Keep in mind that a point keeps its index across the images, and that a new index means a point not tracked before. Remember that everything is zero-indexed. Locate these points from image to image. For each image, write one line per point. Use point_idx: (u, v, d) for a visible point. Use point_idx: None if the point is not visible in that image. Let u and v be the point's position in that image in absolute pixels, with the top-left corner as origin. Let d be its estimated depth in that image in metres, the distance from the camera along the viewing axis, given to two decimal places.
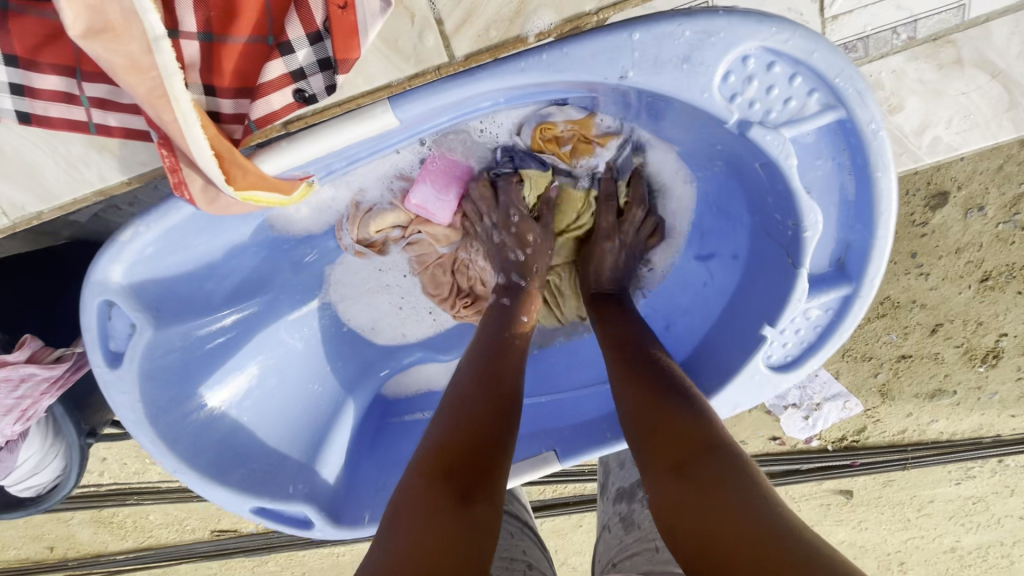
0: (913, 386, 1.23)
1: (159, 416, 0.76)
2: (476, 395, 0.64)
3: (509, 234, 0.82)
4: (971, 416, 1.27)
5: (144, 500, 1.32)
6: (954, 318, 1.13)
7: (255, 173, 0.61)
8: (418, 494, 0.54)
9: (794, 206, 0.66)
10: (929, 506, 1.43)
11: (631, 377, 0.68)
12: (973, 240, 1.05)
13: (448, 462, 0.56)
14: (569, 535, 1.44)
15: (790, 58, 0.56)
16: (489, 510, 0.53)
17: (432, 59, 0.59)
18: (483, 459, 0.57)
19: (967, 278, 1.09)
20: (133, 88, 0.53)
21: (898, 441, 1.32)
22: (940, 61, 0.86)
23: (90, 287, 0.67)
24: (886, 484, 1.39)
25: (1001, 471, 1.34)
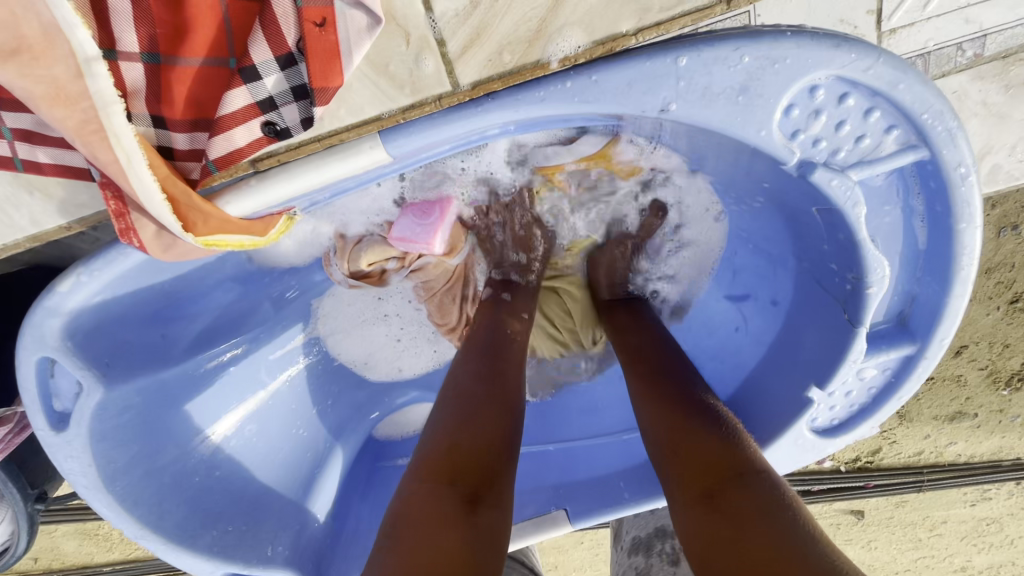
0: (931, 409, 1.13)
1: (117, 481, 0.65)
2: (478, 391, 0.57)
3: (516, 235, 0.76)
4: (991, 439, 1.16)
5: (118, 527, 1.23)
6: (980, 339, 1.04)
7: (219, 218, 0.51)
8: (412, 502, 0.47)
9: (858, 259, 0.56)
10: (941, 526, 1.27)
11: (652, 379, 0.61)
12: (1004, 260, 0.98)
13: (448, 465, 0.49)
14: (569, 551, 1.30)
15: (867, 89, 0.46)
16: (493, 523, 0.46)
17: (431, 87, 0.49)
18: (488, 464, 0.50)
19: (995, 299, 1.01)
20: (60, 121, 0.43)
21: (913, 462, 1.20)
22: (1008, 82, 0.77)
23: (27, 343, 0.57)
24: (899, 504, 1.25)
25: (1018, 493, 1.22)
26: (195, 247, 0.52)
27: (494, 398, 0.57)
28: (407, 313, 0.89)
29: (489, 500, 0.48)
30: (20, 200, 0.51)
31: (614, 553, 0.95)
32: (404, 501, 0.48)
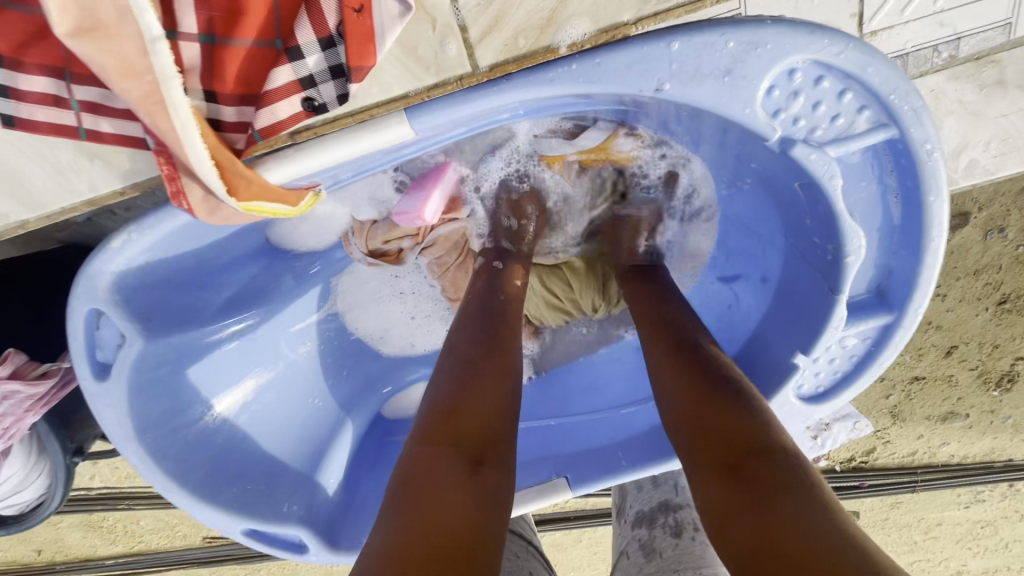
0: (923, 409, 1.23)
1: (149, 433, 0.71)
2: (485, 364, 0.59)
3: (508, 202, 0.81)
4: (985, 440, 1.28)
5: (133, 506, 1.32)
6: (970, 340, 1.12)
7: (259, 184, 0.57)
8: (417, 462, 0.49)
9: (835, 231, 0.62)
10: (936, 529, 1.41)
11: (669, 354, 0.60)
12: (992, 262, 1.05)
13: (453, 432, 0.51)
14: (569, 549, 1.36)
15: (840, 72, 0.52)
16: (496, 485, 0.48)
17: (454, 68, 0.55)
18: (493, 431, 0.53)
19: (985, 300, 1.09)
20: (126, 93, 0.49)
21: (907, 462, 1.31)
22: (981, 82, 0.82)
23: (79, 295, 0.63)
24: (895, 505, 1.37)
25: (1011, 495, 1.35)
26: (237, 212, 0.58)
27: (499, 373, 0.59)
28: (423, 290, 0.96)
29: (494, 466, 0.50)
30: (81, 167, 0.56)
31: (616, 525, 0.99)
32: (407, 461, 0.49)
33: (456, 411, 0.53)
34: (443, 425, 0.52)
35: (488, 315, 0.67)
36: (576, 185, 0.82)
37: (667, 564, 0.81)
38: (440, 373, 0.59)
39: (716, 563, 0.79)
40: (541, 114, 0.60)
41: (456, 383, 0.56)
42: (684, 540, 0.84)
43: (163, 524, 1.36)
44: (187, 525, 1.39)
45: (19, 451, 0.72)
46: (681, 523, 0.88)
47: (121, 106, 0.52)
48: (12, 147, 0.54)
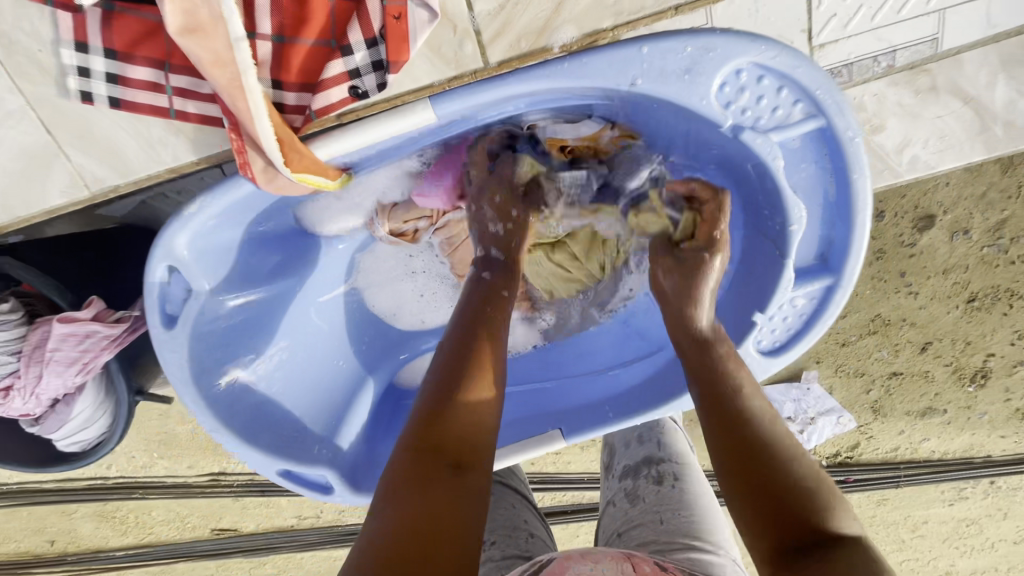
0: (904, 404, 1.37)
1: (201, 377, 0.84)
2: (470, 371, 0.66)
3: (493, 207, 0.83)
4: (962, 436, 1.41)
5: (149, 495, 1.47)
6: (943, 337, 1.26)
7: (308, 158, 0.69)
8: (411, 474, 0.58)
9: (782, 205, 0.75)
10: (922, 527, 1.56)
11: (721, 403, 0.68)
12: (959, 262, 1.18)
13: (440, 443, 0.60)
14: (568, 544, 1.51)
15: (776, 73, 0.65)
16: (476, 482, 0.60)
17: (470, 64, 0.69)
18: (472, 436, 0.62)
19: (955, 298, 1.22)
20: (215, 79, 0.62)
21: (890, 457, 1.46)
22: (917, 87, 0.96)
23: (158, 251, 0.74)
24: (881, 502, 1.52)
25: (993, 492, 1.48)
26: (290, 182, 0.70)
27: (480, 378, 0.66)
28: (433, 268, 1.07)
29: (473, 468, 0.60)
30: (166, 141, 0.70)
31: (604, 479, 1.09)
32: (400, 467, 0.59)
33: (440, 419, 0.62)
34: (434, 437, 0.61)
35: (476, 314, 0.73)
36: (562, 184, 0.88)
37: (651, 507, 0.94)
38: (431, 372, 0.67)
39: (697, 508, 0.92)
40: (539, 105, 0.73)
41: (440, 389, 0.65)
42: (665, 487, 0.96)
43: (177, 512, 1.50)
44: (202, 513, 1.51)
45: (91, 389, 0.84)
46: (663, 474, 0.99)
47: (206, 92, 0.65)
48: (116, 124, 0.68)
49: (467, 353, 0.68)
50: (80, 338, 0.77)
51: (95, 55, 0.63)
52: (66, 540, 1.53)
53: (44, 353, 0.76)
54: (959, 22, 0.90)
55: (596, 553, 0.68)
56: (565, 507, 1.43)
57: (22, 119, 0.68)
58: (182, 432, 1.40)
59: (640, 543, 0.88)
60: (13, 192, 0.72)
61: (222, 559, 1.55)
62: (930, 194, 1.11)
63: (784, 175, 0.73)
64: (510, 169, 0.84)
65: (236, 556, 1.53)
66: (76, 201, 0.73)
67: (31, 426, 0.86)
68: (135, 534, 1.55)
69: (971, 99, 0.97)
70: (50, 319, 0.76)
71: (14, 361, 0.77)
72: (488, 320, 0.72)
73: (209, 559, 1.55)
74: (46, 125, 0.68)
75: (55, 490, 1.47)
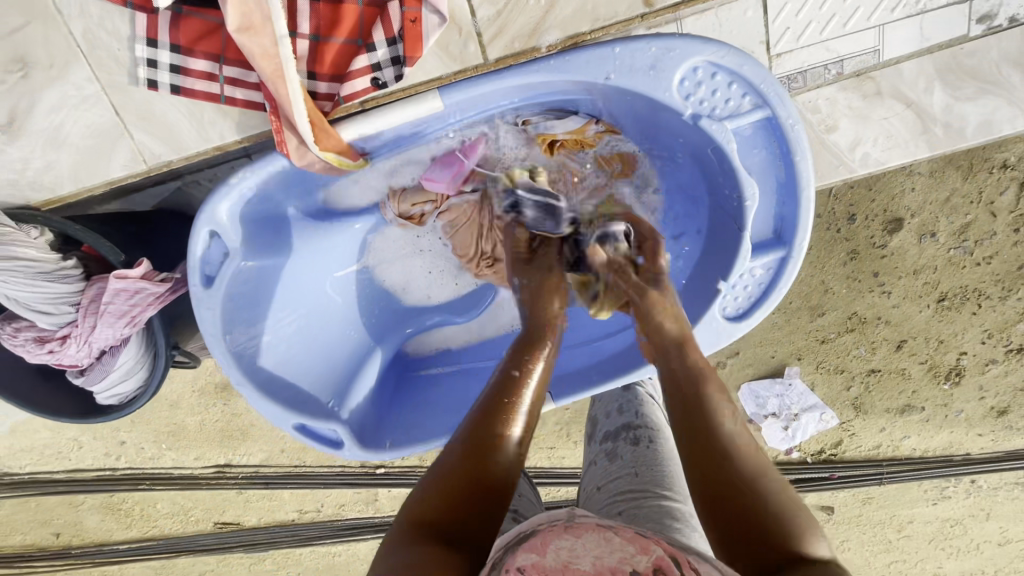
0: (884, 401, 1.38)
1: (230, 333, 0.95)
2: (477, 455, 0.69)
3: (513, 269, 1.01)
4: (941, 433, 1.40)
5: (154, 486, 1.55)
6: (917, 335, 1.31)
7: (337, 140, 0.83)
8: (407, 543, 0.60)
9: (738, 183, 0.87)
10: (908, 528, 1.50)
11: (689, 413, 0.72)
12: (928, 263, 1.25)
13: (436, 518, 0.63)
14: None
15: (727, 70, 0.80)
16: (463, 562, 0.58)
17: (472, 60, 0.85)
18: (466, 514, 0.64)
19: (926, 297, 1.28)
20: (263, 69, 0.76)
21: (873, 455, 1.44)
22: (863, 92, 1.09)
23: (202, 218, 0.87)
24: (866, 501, 1.48)
25: (974, 492, 1.44)
26: (317, 159, 0.83)
27: (490, 462, 0.69)
28: (438, 249, 1.19)
29: (462, 544, 0.60)
30: (217, 122, 0.88)
31: (586, 444, 1.10)
32: (398, 539, 0.61)
33: (446, 491, 0.65)
34: (435, 512, 0.63)
35: (495, 407, 0.76)
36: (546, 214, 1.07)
37: (628, 463, 0.96)
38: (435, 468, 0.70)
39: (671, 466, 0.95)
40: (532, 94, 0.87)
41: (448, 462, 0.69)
42: (642, 446, 0.98)
43: (183, 504, 1.56)
44: (204, 507, 1.57)
45: (134, 343, 0.95)
46: (640, 436, 1.01)
47: (252, 81, 0.84)
48: (177, 108, 0.87)
49: (482, 442, 0.71)
50: (131, 293, 0.89)
51: (162, 49, 0.83)
52: (71, 533, 1.60)
53: (99, 305, 0.88)
54: (896, 37, 1.05)
55: (578, 526, 0.61)
56: (561, 502, 1.48)
57: (98, 102, 0.87)
58: (190, 422, 1.49)
59: (618, 494, 0.91)
60: (84, 163, 0.90)
61: (223, 553, 1.60)
62: (897, 199, 1.20)
63: (739, 158, 0.86)
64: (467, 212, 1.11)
65: (237, 551, 1.58)
66: (134, 173, 0.91)
67: (76, 377, 0.97)
68: (138, 528, 1.61)
69: (912, 102, 1.09)
70: (106, 277, 0.90)
71: (74, 313, 0.90)
72: (505, 412, 0.75)
73: (209, 553, 1.59)
74: (117, 108, 0.88)
75: (66, 480, 1.55)
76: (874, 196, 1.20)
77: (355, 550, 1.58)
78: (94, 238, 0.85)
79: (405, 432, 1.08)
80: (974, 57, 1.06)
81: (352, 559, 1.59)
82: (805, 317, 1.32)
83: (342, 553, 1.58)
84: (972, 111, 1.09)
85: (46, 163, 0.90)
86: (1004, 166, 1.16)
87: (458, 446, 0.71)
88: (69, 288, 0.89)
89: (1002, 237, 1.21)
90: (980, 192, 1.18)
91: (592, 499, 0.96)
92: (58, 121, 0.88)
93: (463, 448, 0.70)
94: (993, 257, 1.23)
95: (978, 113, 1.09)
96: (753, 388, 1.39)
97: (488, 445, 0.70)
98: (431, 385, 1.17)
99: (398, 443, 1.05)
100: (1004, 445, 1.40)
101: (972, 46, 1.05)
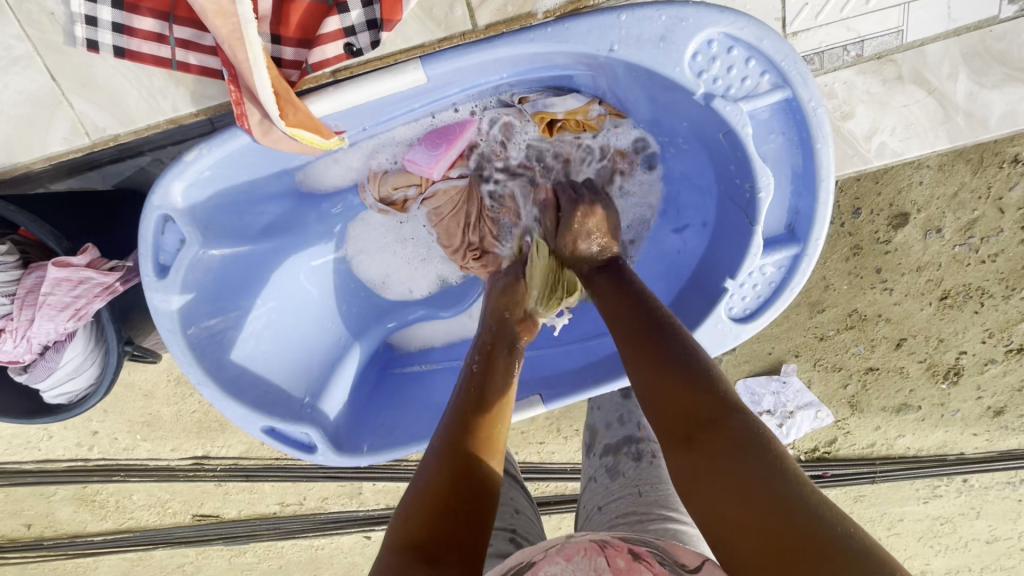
0: (880, 399, 1.32)
1: (192, 327, 0.86)
2: (462, 463, 0.64)
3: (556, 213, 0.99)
4: (936, 433, 1.34)
5: (128, 478, 1.46)
6: (917, 333, 1.24)
7: (303, 113, 0.74)
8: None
9: (750, 171, 0.79)
10: (899, 525, 1.45)
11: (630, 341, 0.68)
12: (932, 259, 1.18)
13: (422, 539, 0.56)
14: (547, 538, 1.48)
15: (745, 44, 0.72)
16: None
17: (459, 25, 0.76)
18: (454, 525, 0.58)
19: (928, 295, 1.21)
20: (218, 30, 0.67)
21: (867, 453, 1.38)
22: (884, 77, 1.01)
23: (154, 199, 0.78)
24: (857, 499, 1.43)
25: (966, 491, 1.39)
26: (283, 136, 0.74)
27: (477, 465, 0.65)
28: (422, 237, 1.11)
29: (454, 560, 0.55)
30: (168, 91, 0.79)
31: (585, 457, 1.03)
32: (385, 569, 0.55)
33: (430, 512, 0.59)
34: (419, 532, 0.57)
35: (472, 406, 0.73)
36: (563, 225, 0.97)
37: (631, 481, 0.90)
38: (419, 480, 0.64)
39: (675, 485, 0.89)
40: (524, 62, 0.80)
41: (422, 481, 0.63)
42: (645, 463, 0.92)
43: (158, 496, 1.48)
44: (181, 499, 1.49)
45: (81, 338, 0.86)
46: (643, 452, 0.95)
47: (206, 44, 0.75)
48: (121, 73, 0.77)
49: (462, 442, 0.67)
50: (74, 284, 0.80)
51: (103, 5, 0.73)
52: (43, 524, 1.52)
53: (38, 296, 0.80)
54: (922, 17, 0.97)
55: (571, 545, 0.59)
56: (549, 498, 1.41)
57: (31, 65, 0.77)
58: (165, 413, 1.40)
59: (620, 515, 0.84)
60: (18, 135, 0.80)
61: (198, 546, 1.52)
62: (904, 193, 1.13)
63: (753, 144, 0.78)
64: (448, 193, 1.02)
65: (214, 543, 1.50)
66: (76, 148, 0.81)
67: (21, 374, 0.88)
68: (113, 520, 1.53)
69: (935, 89, 1.01)
70: (46, 264, 0.81)
71: (8, 305, 0.81)
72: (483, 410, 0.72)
73: (185, 546, 1.52)
74: (54, 72, 0.78)
75: (35, 470, 1.46)
76: (880, 190, 1.13)
77: (335, 545, 1.51)
78: (29, 220, 0.76)
79: (384, 435, 0.98)
80: (1004, 41, 0.98)
81: (334, 552, 1.52)
82: (804, 313, 1.26)
83: (323, 547, 1.52)
84: (997, 100, 1.01)
85: None
86: (1015, 160, 1.09)
87: (439, 453, 0.66)
88: (3, 276, 0.80)
89: (1008, 234, 1.14)
90: (989, 187, 1.11)
91: (592, 521, 0.89)
92: None
93: (443, 457, 0.65)
94: (998, 255, 1.16)
95: (1003, 102, 1.01)
96: (749, 384, 1.33)
97: (468, 447, 0.67)
98: (410, 385, 1.08)
99: (377, 448, 0.96)
100: (999, 445, 1.35)
101: (1002, 28, 0.97)
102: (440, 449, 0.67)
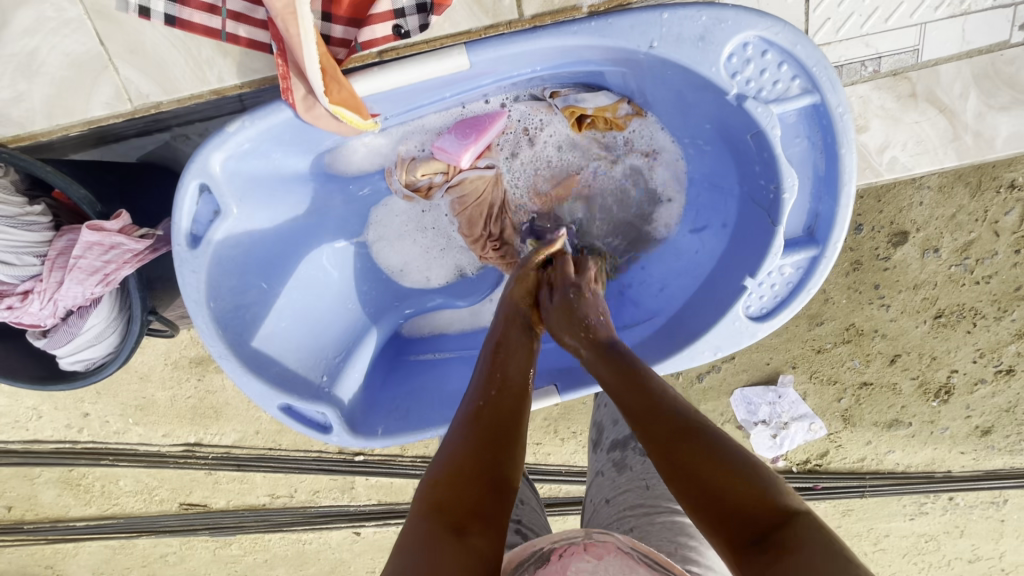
0: (873, 414, 1.35)
1: (214, 301, 0.86)
2: (488, 437, 0.64)
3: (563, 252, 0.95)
4: (925, 450, 1.37)
5: (117, 462, 1.44)
6: (911, 350, 1.28)
7: (347, 92, 0.75)
8: (425, 536, 0.54)
9: (776, 172, 0.81)
10: (884, 541, 1.48)
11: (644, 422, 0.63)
12: (929, 278, 1.21)
13: (449, 505, 0.57)
14: None
15: (779, 49, 0.75)
16: (483, 546, 0.54)
17: (505, 15, 0.79)
18: (480, 497, 0.58)
19: (923, 313, 1.24)
20: (273, 3, 0.69)
21: (857, 468, 1.40)
22: (898, 93, 1.05)
23: (192, 168, 0.79)
24: (845, 513, 1.45)
25: (952, 509, 1.42)
26: (325, 112, 0.76)
27: (503, 447, 0.64)
28: (442, 226, 1.12)
29: (479, 530, 0.55)
30: (214, 62, 0.81)
31: (591, 451, 1.03)
32: (413, 530, 0.55)
33: (456, 479, 0.59)
34: (447, 497, 0.58)
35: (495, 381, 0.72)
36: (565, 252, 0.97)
37: (638, 475, 0.91)
38: (445, 451, 0.64)
39: None
40: (566, 54, 0.82)
41: (447, 452, 0.64)
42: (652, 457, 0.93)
43: (147, 483, 1.45)
44: (169, 487, 1.47)
45: (106, 306, 0.86)
46: None
47: (258, 18, 0.78)
48: (168, 42, 0.80)
49: (487, 418, 0.67)
50: (105, 248, 0.80)
51: None
52: (24, 507, 1.48)
53: (69, 258, 0.80)
54: (937, 39, 1.01)
55: (601, 546, 0.57)
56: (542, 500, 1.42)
57: (81, 28, 0.79)
58: (161, 398, 1.38)
59: (626, 509, 0.86)
60: (60, 96, 0.82)
61: (186, 535, 1.50)
62: (905, 212, 1.16)
63: (780, 146, 0.81)
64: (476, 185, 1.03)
65: (202, 533, 1.48)
66: (117, 113, 0.83)
67: (37, 339, 0.88)
68: (98, 506, 1.50)
69: (946, 107, 1.05)
70: (78, 228, 0.82)
71: (39, 266, 0.82)
72: (509, 387, 0.71)
73: (173, 536, 1.49)
74: (102, 38, 0.80)
75: (22, 451, 1.43)
76: (883, 208, 1.16)
77: (325, 540, 1.50)
78: (65, 181, 0.76)
79: (397, 419, 0.99)
80: (1012, 66, 1.02)
81: (322, 548, 1.50)
82: (804, 325, 1.28)
83: (312, 542, 1.50)
84: (1004, 122, 1.05)
85: (14, 94, 0.81)
86: (1012, 186, 1.13)
87: (461, 430, 0.66)
88: (36, 236, 0.80)
89: (1002, 257, 1.18)
90: (986, 211, 1.15)
91: (600, 514, 0.90)
92: (33, 46, 0.80)
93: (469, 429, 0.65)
94: (992, 277, 1.20)
95: (1009, 125, 1.05)
96: (746, 394, 1.34)
97: (494, 426, 0.66)
98: (423, 372, 1.08)
99: (390, 432, 0.96)
100: (985, 464, 1.38)
101: (1012, 53, 1.01)
102: (464, 417, 0.68)
